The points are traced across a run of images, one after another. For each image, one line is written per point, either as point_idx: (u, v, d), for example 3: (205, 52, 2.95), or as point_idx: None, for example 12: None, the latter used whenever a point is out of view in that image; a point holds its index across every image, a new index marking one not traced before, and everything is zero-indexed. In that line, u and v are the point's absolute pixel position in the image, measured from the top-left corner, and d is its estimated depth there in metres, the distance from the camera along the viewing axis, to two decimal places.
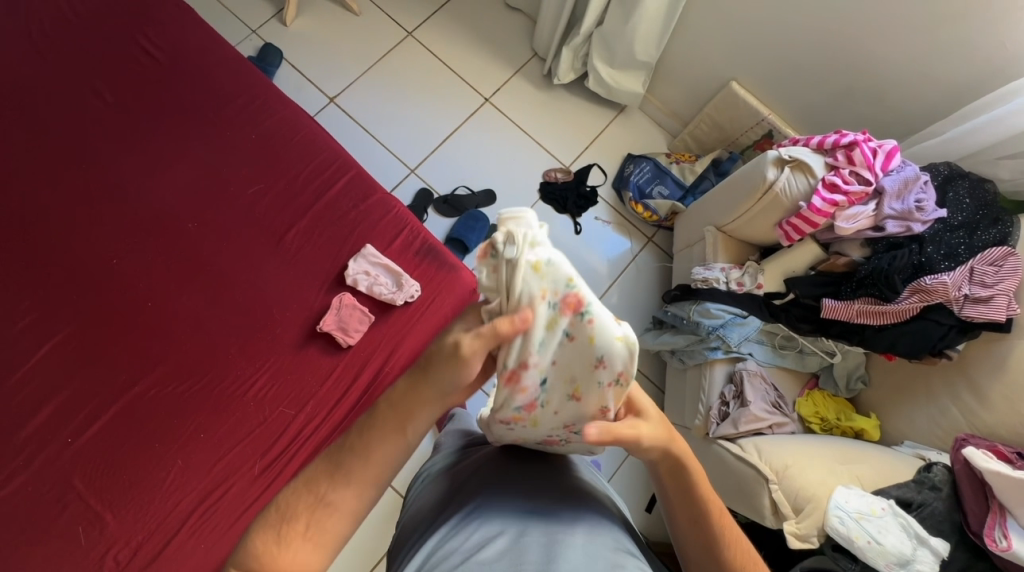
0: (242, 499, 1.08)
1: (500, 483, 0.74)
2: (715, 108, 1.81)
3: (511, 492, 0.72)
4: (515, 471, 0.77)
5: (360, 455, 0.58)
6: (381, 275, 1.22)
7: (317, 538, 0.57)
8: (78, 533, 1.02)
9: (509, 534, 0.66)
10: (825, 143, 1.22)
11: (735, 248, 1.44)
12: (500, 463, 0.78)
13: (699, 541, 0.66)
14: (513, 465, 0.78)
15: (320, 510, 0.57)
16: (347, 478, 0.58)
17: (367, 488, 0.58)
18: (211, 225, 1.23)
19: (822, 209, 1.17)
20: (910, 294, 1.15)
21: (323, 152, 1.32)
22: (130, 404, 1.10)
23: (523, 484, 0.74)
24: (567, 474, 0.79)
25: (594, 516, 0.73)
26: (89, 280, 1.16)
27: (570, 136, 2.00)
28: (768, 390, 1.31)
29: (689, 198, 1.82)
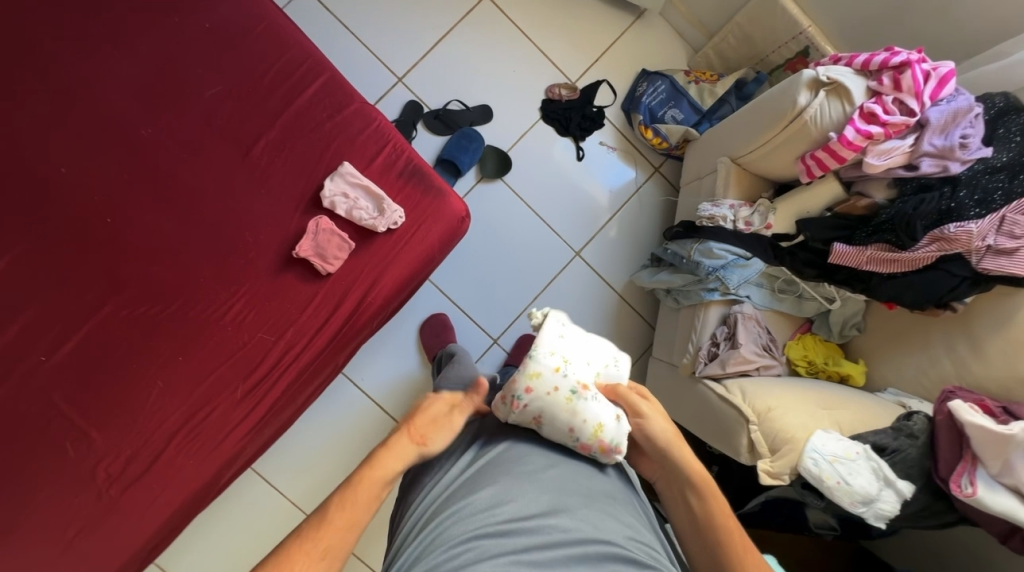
0: (226, 421, 1.09)
1: (515, 470, 0.81)
2: (748, 16, 1.57)
3: (520, 477, 0.80)
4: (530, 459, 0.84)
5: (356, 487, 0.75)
6: (361, 198, 1.11)
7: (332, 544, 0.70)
8: (65, 447, 1.03)
9: (514, 518, 0.75)
10: (871, 62, 1.06)
11: (748, 182, 1.32)
12: (521, 450, 0.85)
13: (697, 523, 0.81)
14: (527, 453, 0.84)
15: (336, 516, 0.72)
16: (359, 490, 0.75)
17: (372, 504, 0.75)
18: (168, 132, 1.09)
19: (853, 142, 1.05)
20: (929, 242, 1.07)
21: (292, 49, 1.14)
22: (102, 324, 1.06)
23: (533, 473, 0.81)
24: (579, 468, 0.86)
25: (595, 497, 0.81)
26: (37, 190, 1.05)
27: (579, 44, 1.76)
28: (761, 334, 1.29)
29: (704, 124, 1.64)
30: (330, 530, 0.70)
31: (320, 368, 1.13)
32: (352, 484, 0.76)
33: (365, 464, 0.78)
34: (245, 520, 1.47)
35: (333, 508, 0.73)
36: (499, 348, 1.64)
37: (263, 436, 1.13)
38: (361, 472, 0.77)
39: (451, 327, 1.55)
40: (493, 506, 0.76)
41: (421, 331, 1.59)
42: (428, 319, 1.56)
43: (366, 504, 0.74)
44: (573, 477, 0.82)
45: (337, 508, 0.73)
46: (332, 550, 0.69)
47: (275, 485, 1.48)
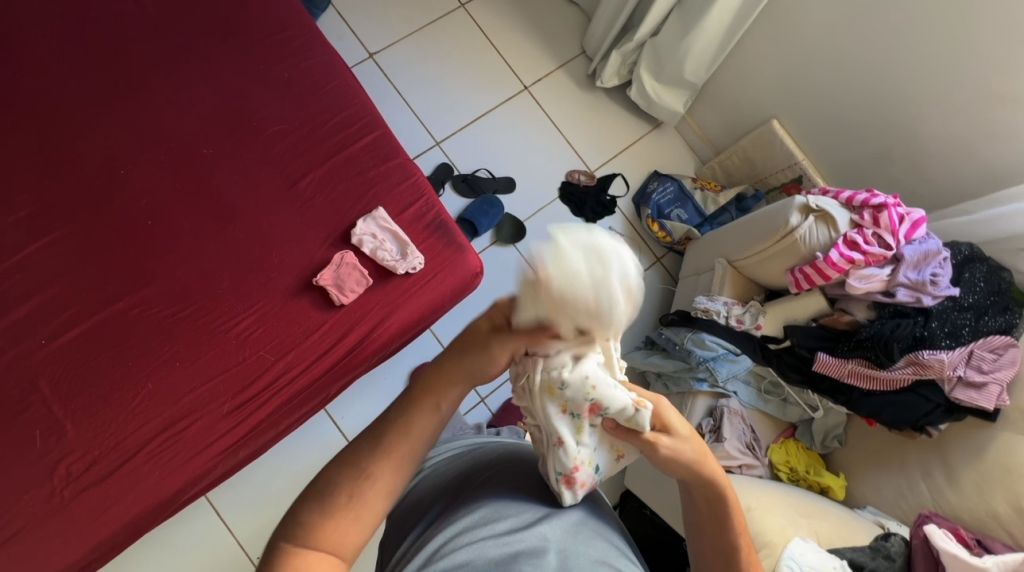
0: (205, 435, 1.07)
1: (507, 485, 0.73)
2: (750, 143, 1.79)
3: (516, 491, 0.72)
4: (527, 478, 0.75)
5: (403, 427, 0.61)
6: (387, 241, 1.19)
7: (359, 512, 0.59)
8: (36, 435, 1.02)
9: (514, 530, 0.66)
10: (854, 199, 1.21)
11: (742, 284, 1.44)
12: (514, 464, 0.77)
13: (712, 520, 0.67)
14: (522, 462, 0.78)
15: (362, 480, 0.60)
16: (388, 449, 0.61)
17: (405, 466, 0.61)
18: (225, 155, 1.19)
19: (837, 264, 1.17)
20: (905, 364, 1.15)
21: (354, 106, 1.27)
22: (111, 318, 1.08)
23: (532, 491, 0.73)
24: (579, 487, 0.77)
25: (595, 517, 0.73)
26: (92, 186, 1.13)
27: (601, 141, 1.98)
28: (745, 432, 1.32)
29: (705, 227, 1.79)
30: (376, 464, 0.60)
31: (310, 397, 1.13)
32: (380, 440, 0.61)
33: (397, 417, 0.62)
34: (184, 553, 1.36)
35: (355, 468, 0.60)
36: (484, 406, 1.56)
37: (236, 458, 1.10)
38: (390, 428, 0.62)
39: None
40: (491, 521, 0.67)
41: (411, 377, 1.59)
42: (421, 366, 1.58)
43: (396, 463, 0.61)
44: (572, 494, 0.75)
45: (360, 467, 0.60)
46: (379, 483, 0.60)
47: (227, 517, 1.40)
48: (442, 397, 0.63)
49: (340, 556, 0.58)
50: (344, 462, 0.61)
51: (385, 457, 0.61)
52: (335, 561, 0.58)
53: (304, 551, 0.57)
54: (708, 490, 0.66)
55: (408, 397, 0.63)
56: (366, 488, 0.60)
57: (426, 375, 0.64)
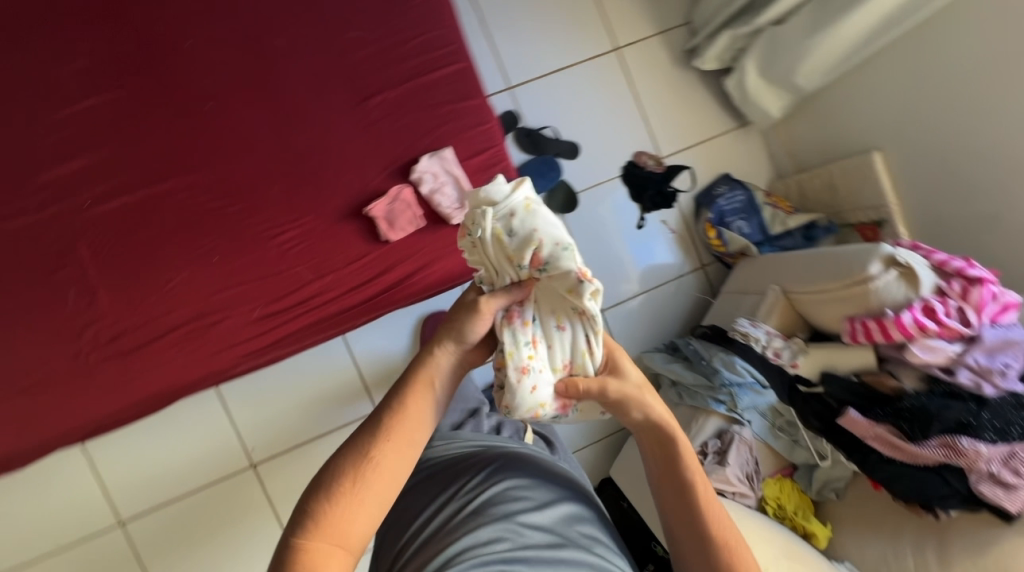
0: (230, 336, 1.07)
1: (502, 506, 0.79)
2: (841, 170, 1.63)
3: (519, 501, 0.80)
4: (526, 497, 0.82)
5: (398, 411, 0.67)
6: (447, 185, 1.12)
7: (361, 498, 0.63)
8: (69, 295, 1.02)
9: (514, 548, 0.74)
10: (948, 264, 1.11)
11: (791, 318, 1.38)
12: (517, 474, 0.85)
13: (668, 473, 0.73)
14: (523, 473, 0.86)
15: (364, 467, 0.64)
16: (387, 435, 0.66)
17: (406, 446, 0.66)
18: (298, 51, 1.10)
19: (906, 327, 1.09)
20: (936, 444, 1.10)
21: (443, 26, 1.14)
22: (157, 197, 1.05)
23: (531, 505, 0.80)
24: (568, 502, 0.84)
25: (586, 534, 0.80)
26: (155, 52, 1.05)
27: (680, 128, 1.84)
28: (748, 462, 1.31)
29: (765, 246, 1.68)
30: (380, 447, 0.65)
31: (335, 325, 1.10)
32: (381, 429, 0.66)
33: (393, 403, 0.67)
34: (184, 431, 1.42)
35: (358, 453, 0.65)
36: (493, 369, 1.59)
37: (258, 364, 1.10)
38: (388, 413, 0.67)
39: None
40: (494, 540, 0.75)
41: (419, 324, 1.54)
42: (435, 314, 1.51)
43: (394, 448, 0.66)
44: (566, 509, 0.82)
45: (361, 455, 0.65)
46: (380, 464, 0.65)
47: (232, 412, 1.44)
48: (433, 373, 0.69)
49: (346, 546, 0.62)
50: (351, 450, 0.66)
51: (384, 439, 0.66)
52: (343, 547, 0.62)
53: (311, 543, 0.61)
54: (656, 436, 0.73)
55: (399, 383, 0.69)
56: (370, 477, 0.64)
57: (416, 361, 0.70)
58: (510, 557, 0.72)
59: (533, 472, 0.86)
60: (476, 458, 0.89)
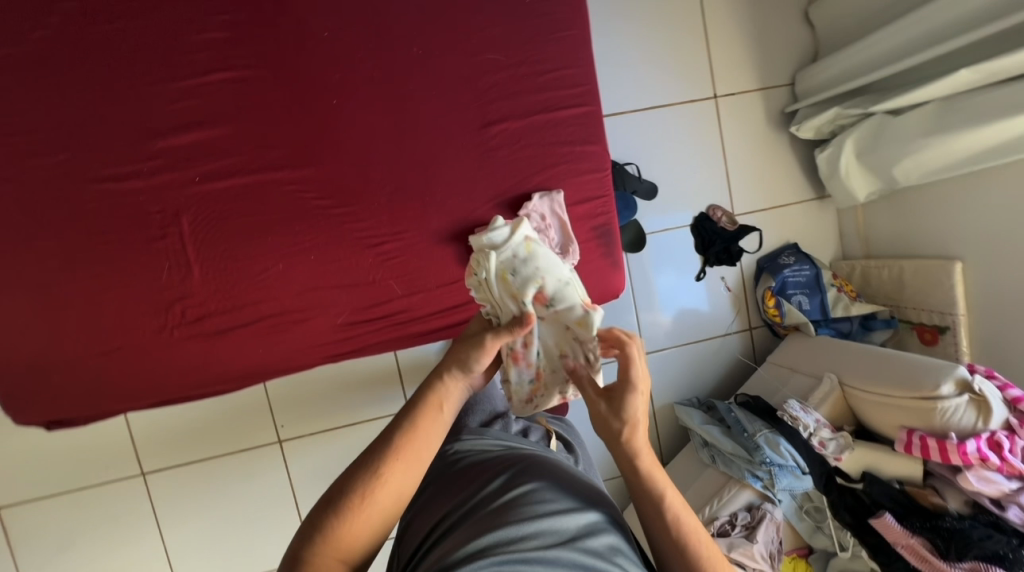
0: (312, 335, 1.07)
1: (524, 504, 0.72)
2: (912, 268, 1.64)
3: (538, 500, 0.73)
4: (549, 498, 0.74)
5: (408, 432, 0.70)
6: (553, 229, 1.09)
7: (366, 514, 0.66)
8: (163, 268, 1.01)
9: (534, 549, 0.66)
10: (1022, 403, 1.14)
11: (842, 410, 1.39)
12: (539, 477, 0.78)
13: (662, 524, 0.72)
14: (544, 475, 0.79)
15: (372, 485, 0.67)
16: (396, 455, 0.69)
17: (412, 466, 0.69)
18: (431, 64, 1.07)
19: (968, 454, 1.11)
20: (969, 568, 1.13)
21: (578, 66, 1.13)
22: (266, 185, 1.04)
23: (557, 506, 0.73)
24: (599, 516, 0.74)
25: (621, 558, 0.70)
26: (291, 36, 1.03)
27: (759, 189, 1.82)
28: (773, 540, 1.35)
29: (823, 327, 1.68)
30: (389, 466, 0.68)
31: (416, 341, 1.13)
32: (390, 449, 0.69)
33: (405, 424, 0.71)
34: None
35: (367, 470, 0.68)
36: None
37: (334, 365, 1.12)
38: (398, 433, 0.70)
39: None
40: (514, 538, 0.67)
41: None
42: None
43: (402, 469, 0.69)
44: (592, 515, 0.73)
45: (371, 473, 0.68)
46: (387, 483, 0.67)
47: None
48: (443, 396, 0.73)
49: (348, 556, 0.66)
50: (359, 464, 0.69)
51: (393, 460, 0.68)
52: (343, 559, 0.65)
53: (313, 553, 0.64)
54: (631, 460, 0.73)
55: (414, 405, 0.72)
56: (377, 494, 0.67)
57: (428, 388, 0.73)
58: (529, 556, 0.64)
59: (556, 476, 0.79)
60: (504, 458, 0.85)
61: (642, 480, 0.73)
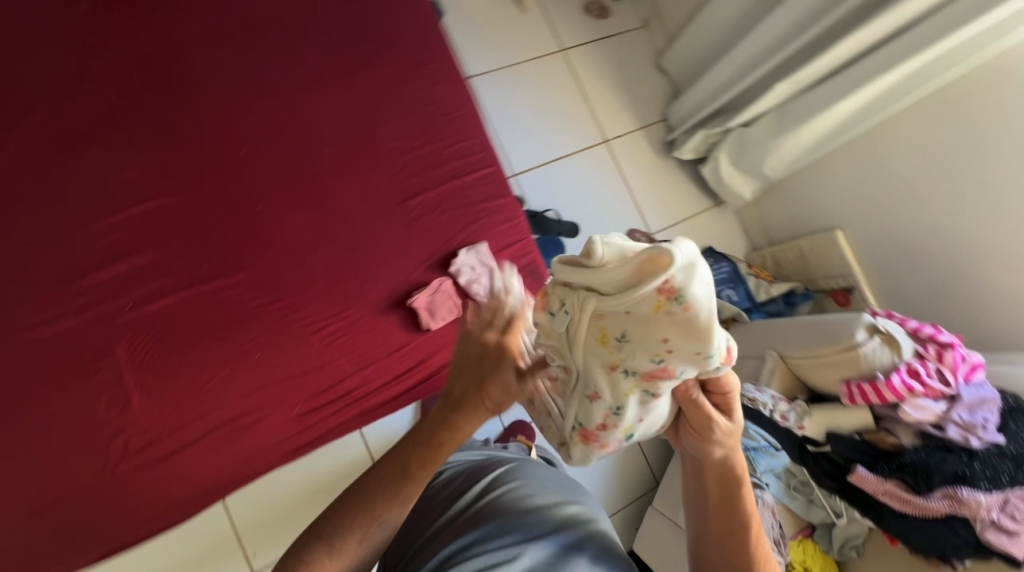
0: (268, 434, 1.06)
1: (506, 506, 0.86)
2: (809, 244, 1.87)
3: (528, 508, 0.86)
4: (526, 495, 0.88)
5: (415, 480, 0.68)
6: (484, 277, 1.20)
7: (360, 547, 0.67)
8: (100, 402, 0.99)
9: (516, 543, 0.80)
10: (921, 331, 1.29)
11: (790, 381, 1.50)
12: (516, 478, 0.92)
13: (724, 532, 0.79)
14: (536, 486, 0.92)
15: (371, 523, 0.67)
16: (401, 499, 0.68)
17: (411, 508, 0.69)
18: (345, 159, 1.20)
19: (897, 388, 1.23)
20: (941, 495, 1.19)
21: (474, 137, 1.30)
22: (201, 296, 1.07)
23: (534, 501, 0.87)
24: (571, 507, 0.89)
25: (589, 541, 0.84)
26: (210, 161, 1.13)
27: (665, 207, 2.05)
28: (773, 526, 1.35)
29: (755, 312, 1.84)
30: (389, 508, 0.67)
31: (376, 416, 1.13)
32: (396, 494, 0.67)
33: (414, 471, 0.68)
34: None
35: (370, 509, 0.67)
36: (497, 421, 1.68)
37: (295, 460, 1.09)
38: (406, 477, 0.68)
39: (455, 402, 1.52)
40: (498, 535, 0.81)
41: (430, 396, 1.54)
42: None
43: (398, 508, 0.68)
44: (585, 525, 0.86)
45: (366, 512, 0.67)
46: (385, 523, 0.67)
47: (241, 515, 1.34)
48: (452, 445, 0.69)
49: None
50: (357, 499, 0.68)
51: (395, 502, 0.68)
52: None
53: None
54: (722, 474, 0.79)
55: (412, 443, 0.69)
56: (371, 528, 0.67)
57: (439, 435, 0.68)
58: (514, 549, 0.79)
59: (529, 476, 0.93)
60: (482, 465, 0.96)
61: (727, 503, 0.79)
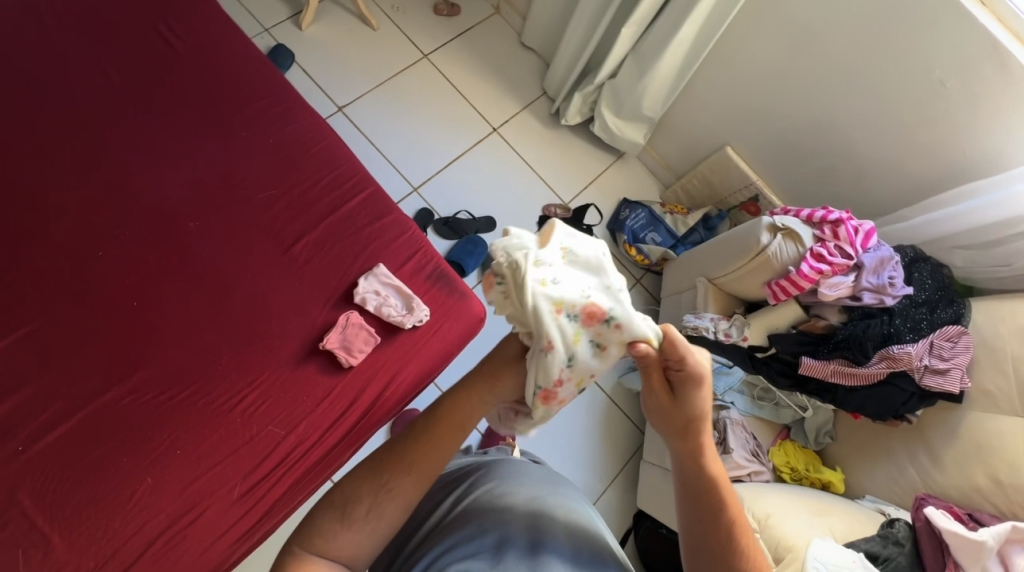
0: (215, 526, 1.01)
1: (487, 505, 0.78)
2: (708, 167, 1.94)
3: (515, 506, 0.79)
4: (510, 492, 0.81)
5: (423, 453, 0.72)
6: (391, 296, 1.19)
7: (368, 522, 0.68)
8: (16, 558, 0.91)
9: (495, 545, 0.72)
10: (814, 217, 1.35)
11: (723, 300, 1.54)
12: (500, 475, 0.84)
13: (708, 526, 0.73)
14: (520, 482, 0.84)
15: (379, 495, 0.69)
16: (410, 470, 0.71)
17: (421, 483, 0.71)
18: (214, 227, 1.16)
19: (808, 275, 1.29)
20: (879, 360, 1.26)
21: (342, 166, 1.29)
22: (99, 411, 1.01)
23: (518, 497, 0.80)
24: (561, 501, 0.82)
25: (577, 536, 0.77)
26: (68, 272, 1.06)
27: (571, 174, 2.08)
28: (748, 439, 1.40)
29: (680, 247, 1.90)
30: (396, 477, 0.70)
31: (324, 468, 1.10)
32: (404, 463, 0.71)
33: (426, 439, 0.73)
34: None
35: (376, 481, 0.70)
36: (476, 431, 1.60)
37: (253, 541, 1.04)
38: (416, 443, 0.73)
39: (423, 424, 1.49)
40: (476, 537, 0.73)
41: (393, 428, 1.50)
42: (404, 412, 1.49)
43: (412, 482, 0.71)
44: (571, 515, 0.81)
45: (379, 484, 0.70)
46: (395, 493, 0.69)
47: None
48: (464, 414, 0.76)
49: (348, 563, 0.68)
50: (363, 473, 0.71)
51: (402, 473, 0.70)
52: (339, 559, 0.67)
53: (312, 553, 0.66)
54: (683, 422, 0.76)
55: (430, 418, 0.75)
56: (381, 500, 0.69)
57: (448, 406, 0.76)
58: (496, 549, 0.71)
59: (518, 473, 0.86)
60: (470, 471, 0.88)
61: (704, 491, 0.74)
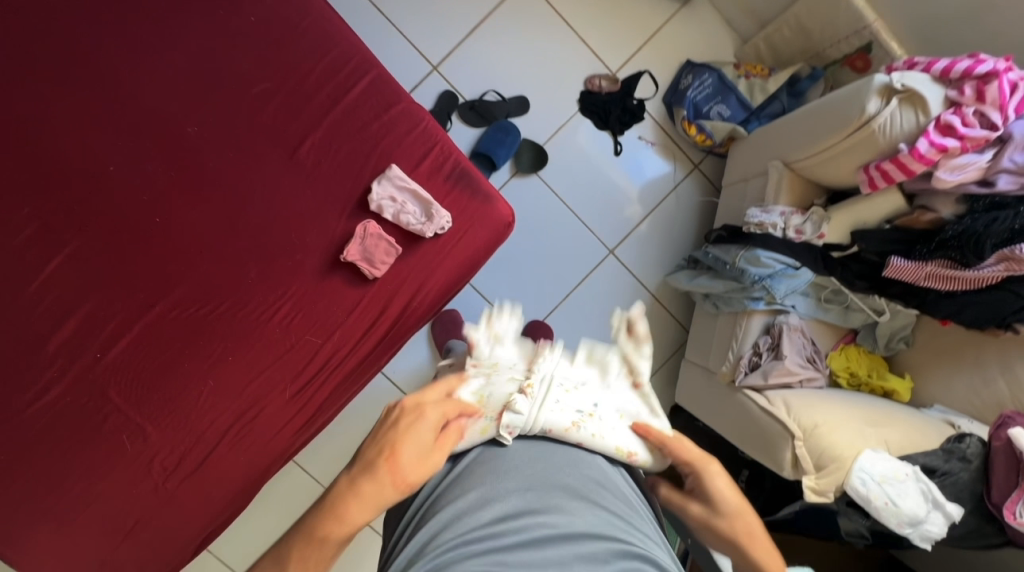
0: (276, 420, 1.12)
1: (491, 470, 0.71)
2: (805, 7, 1.47)
3: (522, 471, 0.71)
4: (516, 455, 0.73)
5: (389, 449, 0.66)
6: (408, 202, 1.08)
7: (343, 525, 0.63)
8: (123, 442, 1.08)
9: (496, 518, 0.65)
10: (952, 70, 1.00)
11: (801, 189, 1.27)
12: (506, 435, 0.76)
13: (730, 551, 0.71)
14: (528, 442, 0.75)
15: (346, 497, 0.64)
16: (376, 470, 0.65)
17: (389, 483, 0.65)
18: (214, 131, 1.07)
19: (925, 155, 1.00)
20: (995, 261, 1.02)
21: (338, 46, 1.09)
22: (154, 323, 1.08)
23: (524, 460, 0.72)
24: (573, 464, 0.73)
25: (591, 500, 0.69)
26: (87, 190, 1.04)
27: (622, 32, 1.67)
28: (805, 346, 1.27)
29: (752, 122, 1.56)
30: (366, 480, 0.64)
31: (363, 372, 1.14)
32: (368, 463, 0.65)
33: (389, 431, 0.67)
34: (278, 512, 1.50)
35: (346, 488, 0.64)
36: None
37: (311, 432, 1.15)
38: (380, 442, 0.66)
39: (462, 324, 1.50)
40: (475, 509, 0.66)
41: (433, 328, 1.54)
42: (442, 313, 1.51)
43: (379, 484, 0.65)
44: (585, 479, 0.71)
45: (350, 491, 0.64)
46: (366, 495, 0.64)
47: (314, 474, 1.50)
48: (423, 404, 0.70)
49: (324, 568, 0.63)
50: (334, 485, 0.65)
51: (367, 473, 0.65)
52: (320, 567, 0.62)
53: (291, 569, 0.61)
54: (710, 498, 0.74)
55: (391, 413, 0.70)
56: (342, 514, 0.63)
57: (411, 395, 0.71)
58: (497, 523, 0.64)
59: (527, 433, 0.76)
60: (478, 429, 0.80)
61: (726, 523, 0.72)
